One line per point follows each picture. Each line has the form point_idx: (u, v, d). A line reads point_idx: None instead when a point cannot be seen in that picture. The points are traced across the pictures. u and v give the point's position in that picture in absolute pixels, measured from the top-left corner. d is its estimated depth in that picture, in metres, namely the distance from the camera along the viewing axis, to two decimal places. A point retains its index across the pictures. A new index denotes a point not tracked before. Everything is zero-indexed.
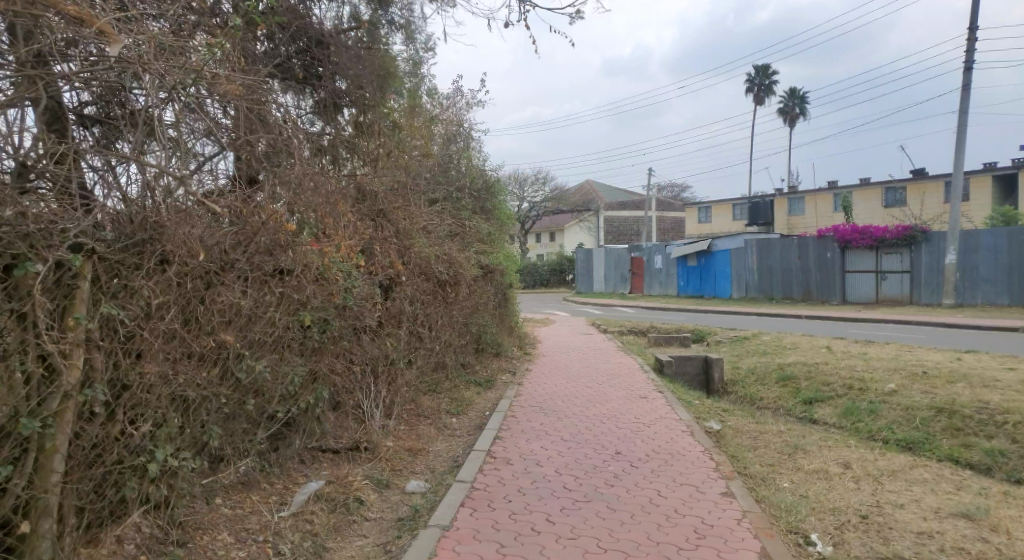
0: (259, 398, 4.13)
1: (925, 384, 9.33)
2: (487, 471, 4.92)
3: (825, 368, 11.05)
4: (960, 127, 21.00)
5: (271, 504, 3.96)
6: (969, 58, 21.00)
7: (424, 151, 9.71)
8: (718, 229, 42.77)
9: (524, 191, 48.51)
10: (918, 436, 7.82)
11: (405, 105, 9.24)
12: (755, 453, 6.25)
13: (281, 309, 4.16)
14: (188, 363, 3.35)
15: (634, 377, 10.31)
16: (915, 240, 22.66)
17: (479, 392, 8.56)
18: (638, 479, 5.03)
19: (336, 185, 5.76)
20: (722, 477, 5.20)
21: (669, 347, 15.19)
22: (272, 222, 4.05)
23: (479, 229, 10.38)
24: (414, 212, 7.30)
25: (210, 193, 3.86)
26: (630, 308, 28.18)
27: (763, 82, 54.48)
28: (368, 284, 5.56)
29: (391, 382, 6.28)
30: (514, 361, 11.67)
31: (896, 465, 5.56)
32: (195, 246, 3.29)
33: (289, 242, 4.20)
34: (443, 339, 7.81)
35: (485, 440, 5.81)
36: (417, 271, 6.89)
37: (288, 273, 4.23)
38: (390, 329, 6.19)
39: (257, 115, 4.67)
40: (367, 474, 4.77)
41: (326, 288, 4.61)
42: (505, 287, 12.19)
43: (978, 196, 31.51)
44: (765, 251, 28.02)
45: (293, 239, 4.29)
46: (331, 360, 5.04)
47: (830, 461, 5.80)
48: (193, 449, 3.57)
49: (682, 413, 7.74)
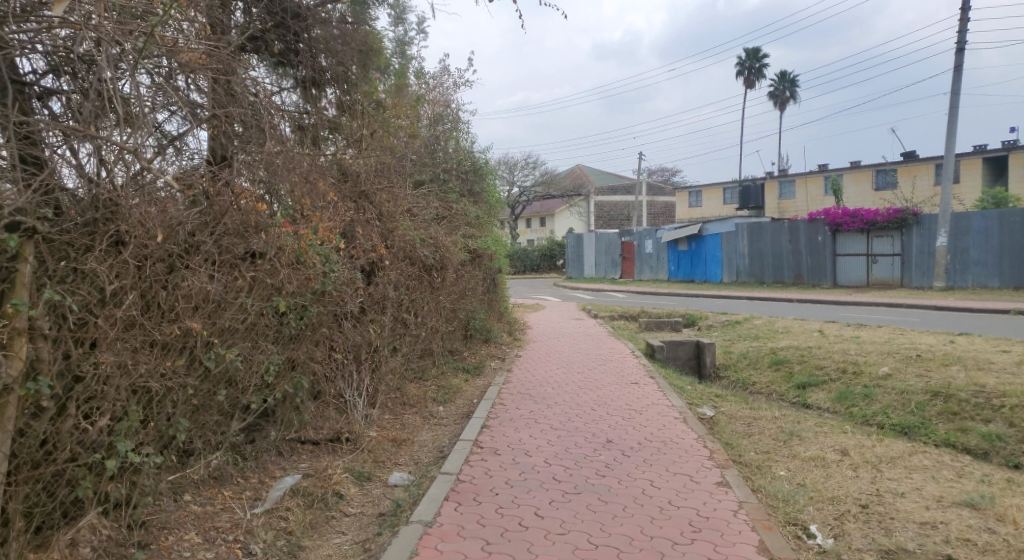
0: (230, 389, 3.87)
1: (919, 367, 9.24)
2: (473, 463, 4.72)
3: (818, 351, 10.95)
4: (952, 109, 20.86)
5: (244, 500, 3.74)
6: (962, 38, 20.81)
7: (410, 132, 9.41)
8: (709, 214, 42.68)
9: (514, 176, 48.13)
10: (914, 420, 7.72)
11: (390, 83, 8.93)
12: (750, 440, 6.11)
13: (255, 294, 3.85)
14: (150, 352, 3.05)
15: (626, 362, 10.15)
16: (906, 223, 22.61)
17: (467, 379, 8.36)
18: (630, 468, 4.86)
19: (315, 164, 5.48)
20: (716, 466, 5.04)
21: (661, 332, 15.07)
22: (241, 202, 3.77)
23: (468, 212, 10.13)
24: (399, 194, 7.02)
25: (175, 172, 3.57)
26: (620, 293, 28.05)
27: (754, 65, 54.12)
28: (348, 268, 5.31)
29: (374, 370, 6.06)
30: (504, 347, 11.47)
31: (895, 452, 5.43)
32: (155, 225, 3.01)
33: (260, 224, 3.93)
34: (430, 325, 7.58)
35: (472, 430, 5.61)
36: (402, 256, 6.64)
37: (261, 256, 3.96)
38: (373, 315, 5.96)
39: (227, 88, 4.38)
40: (348, 467, 4.55)
41: (303, 272, 4.35)
42: (494, 272, 11.98)
43: (969, 179, 31.55)
44: (755, 235, 27.91)
45: (265, 220, 4.01)
46: (310, 348, 4.80)
47: (827, 448, 5.66)
48: (158, 444, 3.27)
49: (675, 399, 7.59)
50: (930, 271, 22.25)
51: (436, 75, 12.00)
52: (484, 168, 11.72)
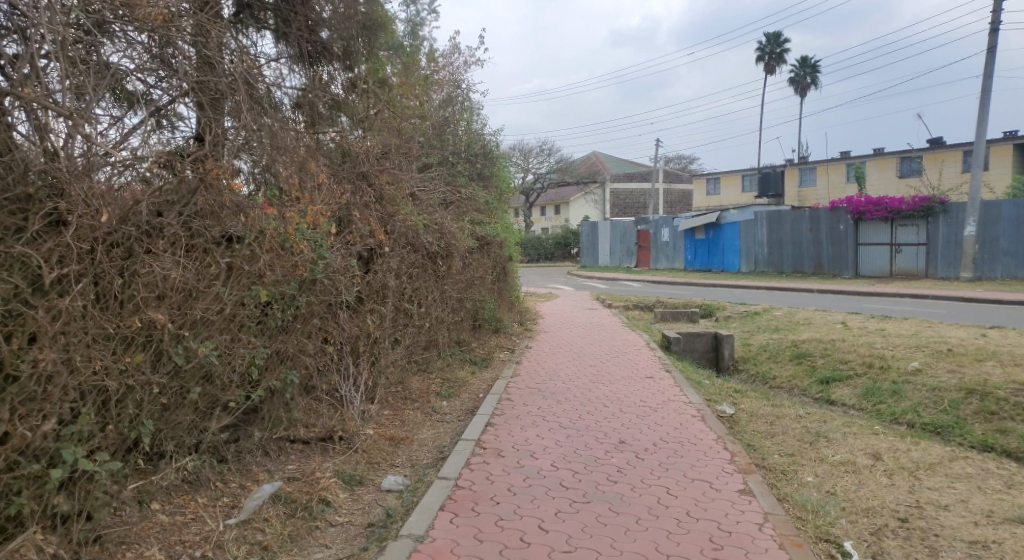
0: (207, 386, 3.55)
1: (952, 362, 8.73)
2: (474, 466, 4.37)
3: (842, 344, 10.47)
4: (983, 92, 20.01)
5: (218, 509, 3.42)
6: (997, 18, 19.92)
7: (418, 113, 9.01)
8: (727, 202, 41.87)
9: (529, 163, 47.58)
10: (948, 420, 7.24)
11: (397, 61, 8.56)
12: (773, 441, 5.70)
13: (232, 284, 3.50)
14: (102, 346, 2.69)
15: (641, 355, 9.73)
16: (932, 211, 21.84)
17: (474, 372, 8.02)
18: (645, 474, 4.49)
19: (307, 143, 5.12)
20: (738, 472, 4.66)
21: (677, 322, 14.63)
22: (214, 180, 3.44)
23: (477, 196, 9.75)
24: (401, 176, 6.64)
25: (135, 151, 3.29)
26: (635, 282, 27.55)
27: (774, 51, 52.82)
28: (342, 255, 4.95)
29: (372, 363, 5.73)
30: (515, 337, 11.12)
31: (933, 457, 4.99)
32: (100, 206, 2.71)
33: (239, 206, 3.59)
34: (434, 315, 7.23)
35: (475, 428, 5.26)
36: (404, 241, 6.28)
37: (239, 241, 3.61)
38: (372, 305, 5.61)
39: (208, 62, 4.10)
40: (338, 470, 4.23)
41: (290, 259, 3.99)
42: (506, 259, 11.59)
43: (998, 165, 30.49)
44: (775, 223, 27.18)
45: (242, 201, 3.67)
46: (299, 341, 4.47)
47: (857, 452, 5.24)
48: (118, 448, 2.93)
49: (692, 395, 7.18)
50: (957, 261, 21.51)
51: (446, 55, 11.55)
52: (495, 152, 11.31)
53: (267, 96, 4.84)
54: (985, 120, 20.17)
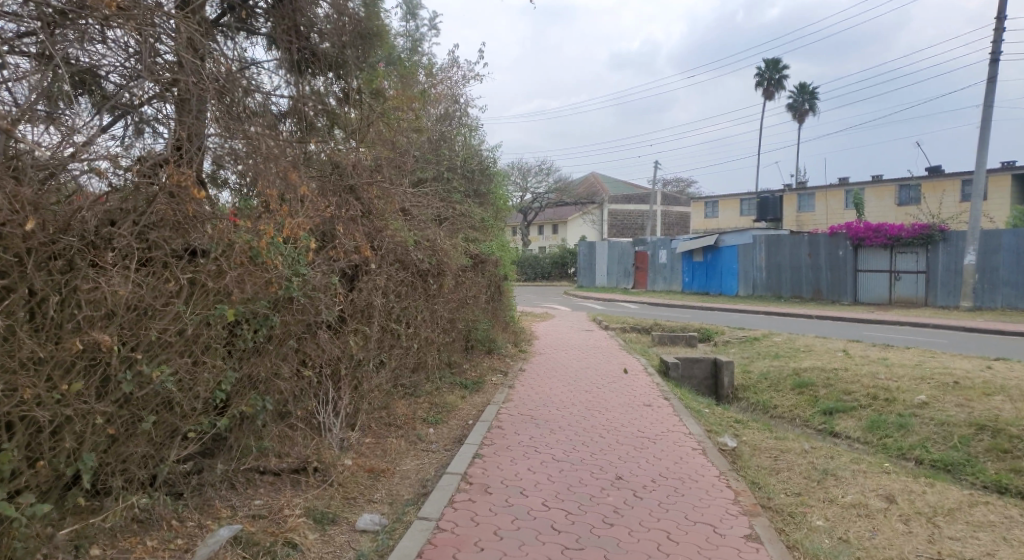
0: (162, 414, 3.25)
1: (960, 395, 8.42)
2: (458, 505, 4.03)
3: (845, 373, 10.16)
4: (983, 120, 19.97)
5: (168, 553, 3.09)
6: (997, 47, 19.96)
7: (414, 126, 8.78)
8: (725, 225, 41.80)
9: (528, 182, 47.57)
10: (959, 456, 6.92)
11: (394, 72, 8.34)
12: (778, 479, 5.37)
13: (194, 303, 3.23)
14: (33, 372, 2.36)
15: (638, 380, 9.40)
16: (932, 239, 21.69)
17: (465, 396, 7.68)
18: (643, 515, 4.15)
19: (290, 150, 4.88)
20: (743, 514, 4.33)
21: (675, 346, 14.33)
22: (177, 188, 3.24)
23: (473, 213, 9.49)
24: (392, 189, 6.36)
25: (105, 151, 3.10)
26: (632, 304, 27.28)
27: (773, 77, 53.24)
28: (324, 272, 4.65)
29: (353, 387, 5.40)
30: (508, 359, 10.80)
31: (950, 502, 4.67)
32: (27, 210, 2.38)
33: (204, 215, 3.32)
34: (424, 336, 6.91)
35: (461, 460, 4.92)
36: (393, 258, 5.98)
37: (204, 255, 3.35)
38: (355, 325, 5.30)
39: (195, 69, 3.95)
40: (308, 507, 3.89)
41: (263, 275, 3.69)
42: (501, 278, 11.30)
43: (997, 195, 30.51)
44: (774, 248, 27.01)
45: (208, 211, 3.41)
46: (273, 364, 4.16)
47: (869, 493, 4.91)
48: (49, 485, 2.61)
49: (692, 425, 6.85)
50: (956, 290, 21.32)
51: (445, 69, 11.36)
52: (492, 169, 11.08)
53: (248, 102, 4.58)
54: (985, 149, 20.11)
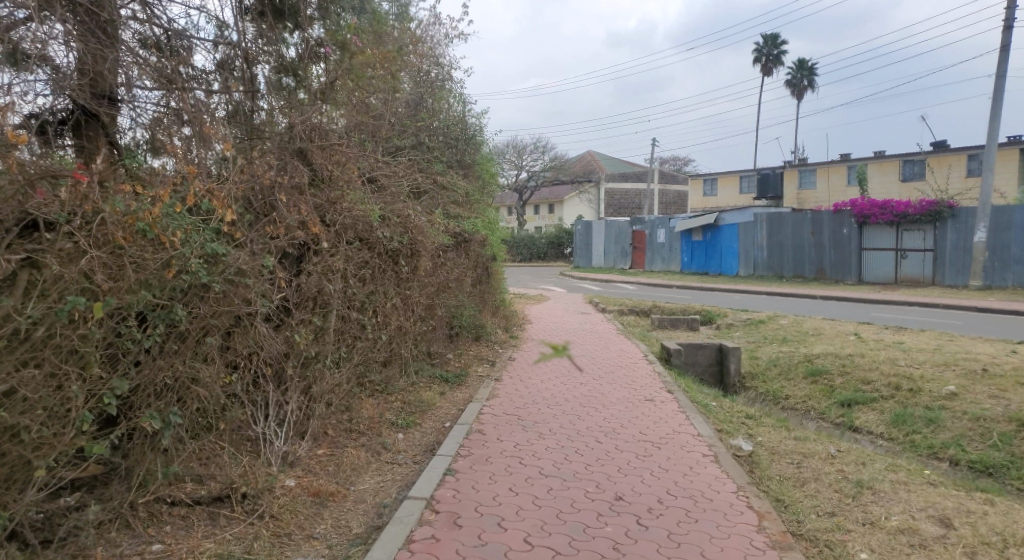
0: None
1: (991, 385, 7.63)
2: (417, 546, 3.20)
3: (861, 359, 9.38)
4: (999, 90, 19.02)
5: None
6: (1015, 12, 18.91)
7: (388, 87, 7.83)
8: (724, 203, 40.86)
9: (523, 160, 46.55)
10: (1000, 457, 6.12)
11: (368, 25, 7.43)
12: (807, 494, 4.55)
13: (37, 296, 2.37)
14: None
15: (637, 370, 8.58)
16: (941, 216, 20.87)
17: (444, 391, 6.83)
18: (650, 552, 3.32)
19: (193, 110, 4.10)
20: (773, 548, 3.50)
21: (676, 331, 13.54)
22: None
23: (457, 185, 8.59)
24: (352, 153, 5.46)
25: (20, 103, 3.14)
26: (629, 285, 26.52)
27: (774, 51, 51.97)
28: (254, 252, 3.78)
29: (302, 389, 4.54)
30: (497, 347, 9.99)
31: (1020, 527, 3.88)
32: None
33: (41, 173, 2.51)
34: (395, 325, 6.04)
35: (428, 481, 4.08)
36: (354, 236, 5.10)
37: (53, 229, 2.53)
38: (303, 317, 4.44)
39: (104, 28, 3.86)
40: (223, 554, 3.05)
41: (156, 255, 2.85)
42: (488, 259, 10.42)
43: (1005, 170, 29.70)
44: (776, 226, 26.11)
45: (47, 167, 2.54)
46: (189, 369, 3.32)
47: (920, 514, 4.11)
48: None
49: (701, 425, 6.02)
50: (966, 269, 20.54)
51: (426, 26, 10.34)
52: (478, 139, 10.14)
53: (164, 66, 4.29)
54: (1000, 120, 19.18)
